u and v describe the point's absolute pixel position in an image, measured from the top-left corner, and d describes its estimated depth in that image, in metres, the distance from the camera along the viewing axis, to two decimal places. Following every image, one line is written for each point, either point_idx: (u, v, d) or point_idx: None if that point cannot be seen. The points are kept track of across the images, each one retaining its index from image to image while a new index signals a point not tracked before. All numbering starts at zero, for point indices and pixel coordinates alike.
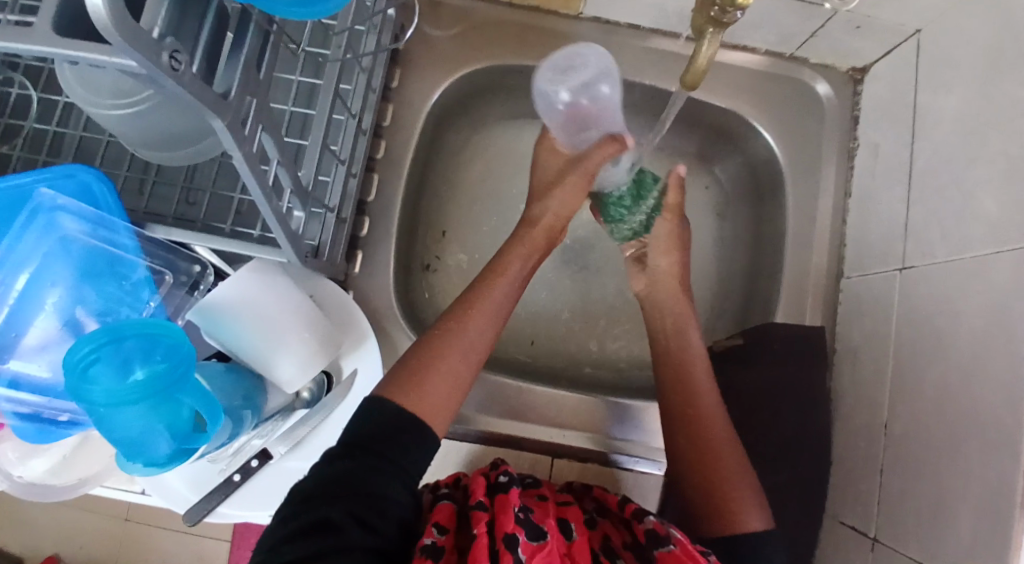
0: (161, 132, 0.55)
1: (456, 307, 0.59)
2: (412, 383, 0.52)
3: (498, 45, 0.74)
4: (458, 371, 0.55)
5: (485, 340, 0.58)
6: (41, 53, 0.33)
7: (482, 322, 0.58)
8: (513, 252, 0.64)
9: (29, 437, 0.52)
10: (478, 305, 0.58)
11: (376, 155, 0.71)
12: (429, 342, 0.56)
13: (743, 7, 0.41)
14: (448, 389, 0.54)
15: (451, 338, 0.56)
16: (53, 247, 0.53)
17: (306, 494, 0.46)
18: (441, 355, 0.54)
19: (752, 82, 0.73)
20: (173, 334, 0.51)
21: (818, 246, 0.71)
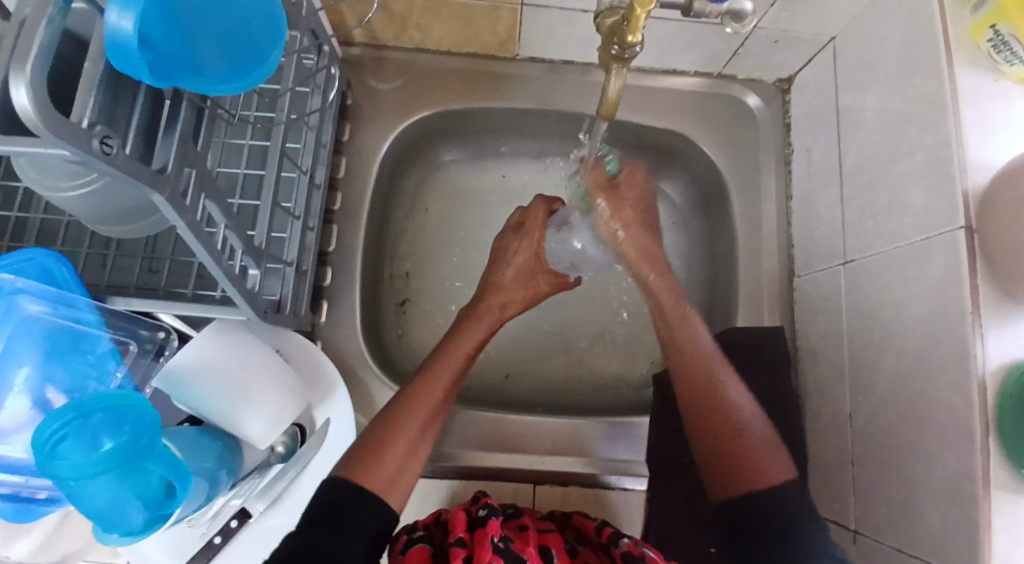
0: (116, 208, 0.56)
1: (416, 374, 0.61)
2: (371, 456, 0.54)
3: (442, 91, 0.77)
4: (416, 440, 0.57)
5: (439, 415, 0.60)
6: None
7: (439, 398, 0.59)
8: (470, 322, 0.67)
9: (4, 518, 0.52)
10: (435, 373, 0.61)
11: (333, 207, 0.73)
12: (387, 417, 0.57)
13: (637, 43, 0.45)
14: (406, 460, 0.55)
15: (411, 407, 0.58)
16: (15, 330, 0.53)
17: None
18: (399, 427, 0.56)
19: (687, 102, 0.77)
20: (138, 404, 0.51)
21: (768, 250, 0.74)
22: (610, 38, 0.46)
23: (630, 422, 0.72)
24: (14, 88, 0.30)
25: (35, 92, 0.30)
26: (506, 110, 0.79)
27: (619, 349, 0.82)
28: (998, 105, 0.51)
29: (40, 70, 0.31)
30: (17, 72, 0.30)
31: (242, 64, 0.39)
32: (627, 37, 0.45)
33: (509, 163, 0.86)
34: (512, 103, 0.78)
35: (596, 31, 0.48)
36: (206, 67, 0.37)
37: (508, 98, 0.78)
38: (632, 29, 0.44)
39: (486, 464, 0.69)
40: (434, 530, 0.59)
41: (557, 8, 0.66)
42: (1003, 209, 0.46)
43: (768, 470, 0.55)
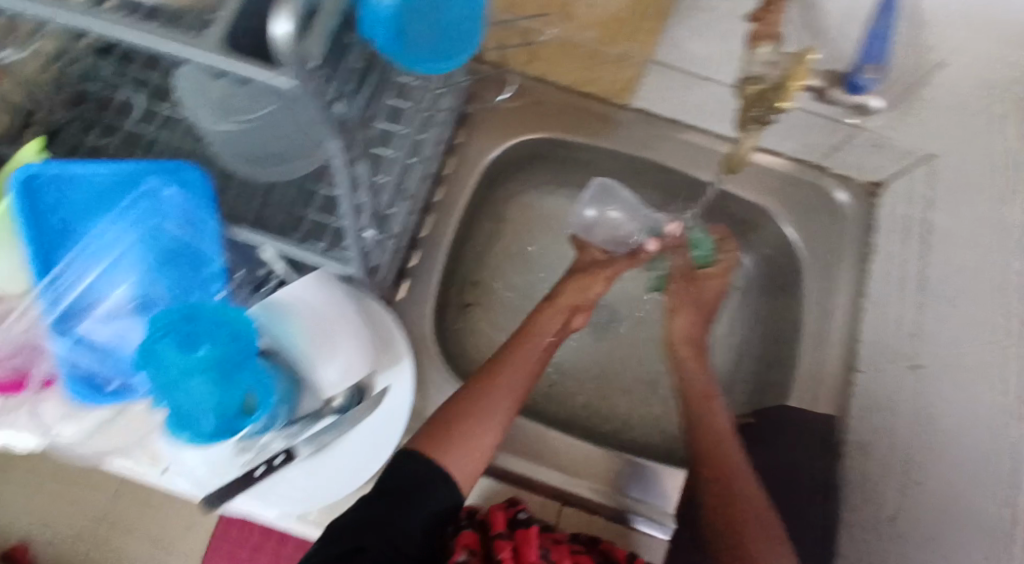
0: (262, 145, 0.62)
1: (481, 374, 0.66)
2: (440, 450, 0.60)
3: (553, 120, 0.81)
4: (483, 438, 0.62)
5: (491, 426, 0.63)
6: (190, 53, 0.38)
7: (486, 414, 0.63)
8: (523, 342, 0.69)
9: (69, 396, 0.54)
10: (502, 371, 0.66)
11: (435, 199, 0.79)
12: (442, 421, 0.62)
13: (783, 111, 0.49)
14: (473, 457, 0.61)
15: (477, 406, 0.63)
16: (152, 228, 0.56)
17: (340, 529, 0.52)
18: (449, 438, 0.60)
19: (779, 183, 0.81)
20: (240, 322, 0.54)
21: (833, 340, 0.76)
22: (755, 102, 0.50)
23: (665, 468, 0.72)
24: (277, 19, 0.34)
25: (294, 29, 0.34)
26: (607, 151, 0.82)
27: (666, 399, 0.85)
28: None
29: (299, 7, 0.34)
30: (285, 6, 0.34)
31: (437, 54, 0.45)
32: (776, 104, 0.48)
33: None
34: (616, 145, 0.81)
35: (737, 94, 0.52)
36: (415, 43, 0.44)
37: (612, 139, 0.81)
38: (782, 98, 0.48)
39: (519, 471, 0.72)
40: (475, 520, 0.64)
41: (682, 71, 0.70)
42: None
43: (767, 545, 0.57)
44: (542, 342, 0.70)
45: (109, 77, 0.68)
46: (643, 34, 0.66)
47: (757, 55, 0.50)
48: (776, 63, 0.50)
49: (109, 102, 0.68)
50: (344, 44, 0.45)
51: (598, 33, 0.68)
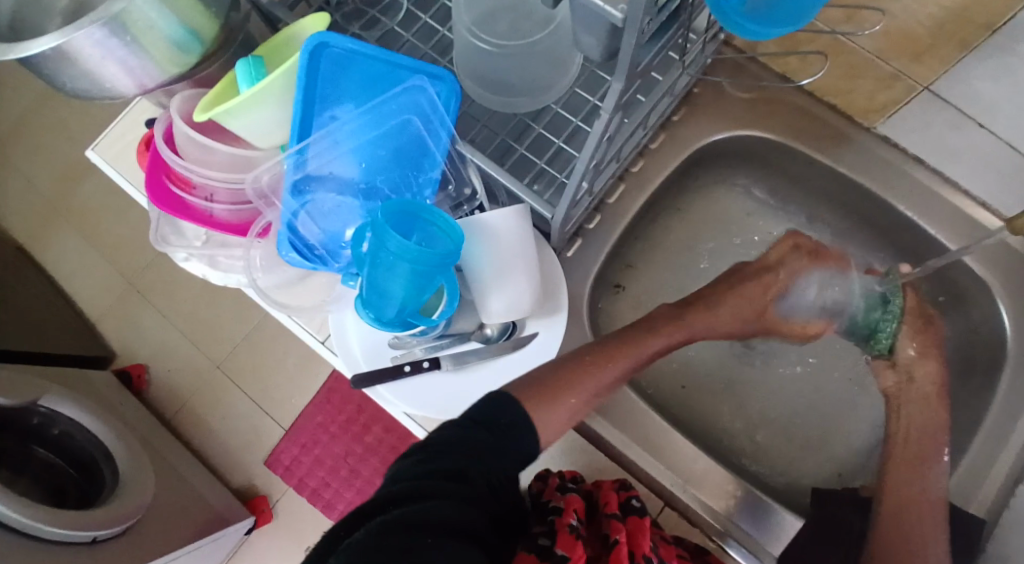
0: (505, 75, 0.66)
1: (597, 347, 0.63)
2: (542, 395, 0.56)
3: (780, 124, 0.77)
4: (580, 402, 0.59)
5: (593, 399, 0.60)
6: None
7: (595, 383, 0.60)
8: (650, 328, 0.67)
9: (280, 250, 0.58)
10: (624, 351, 0.63)
11: (632, 169, 0.78)
12: (552, 378, 0.59)
13: None
14: (566, 414, 0.57)
15: (585, 374, 0.60)
16: (394, 122, 0.59)
17: (437, 443, 0.47)
18: (560, 397, 0.57)
19: (1011, 261, 0.72)
20: (448, 229, 0.55)
21: (1010, 445, 0.69)
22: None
23: (765, 502, 0.71)
24: None
25: None
26: (825, 170, 0.77)
27: (795, 440, 0.82)
28: None
29: None
30: None
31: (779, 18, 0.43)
32: None
33: (783, 221, 0.87)
34: (840, 166, 0.75)
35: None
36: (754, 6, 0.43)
37: (835, 159, 0.75)
38: None
39: (628, 455, 0.73)
40: (582, 489, 0.65)
41: None
42: None
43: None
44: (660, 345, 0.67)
45: None
46: None
47: None
48: None
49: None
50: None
51: None
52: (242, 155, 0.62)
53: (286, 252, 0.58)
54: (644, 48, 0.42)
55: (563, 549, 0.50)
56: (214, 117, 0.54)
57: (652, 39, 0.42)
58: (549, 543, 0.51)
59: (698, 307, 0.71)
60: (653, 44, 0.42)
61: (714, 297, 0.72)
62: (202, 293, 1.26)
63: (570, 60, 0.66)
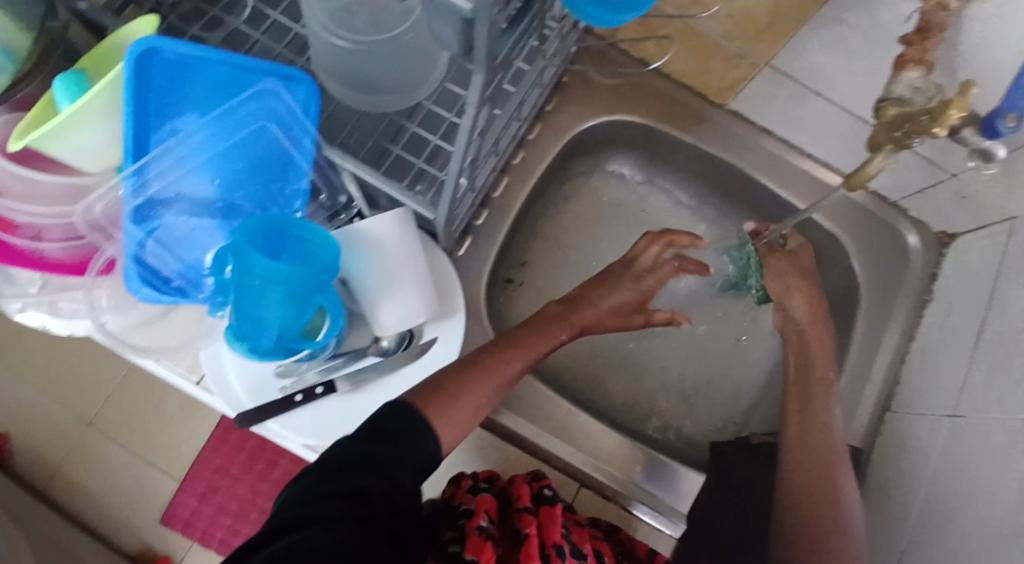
0: (373, 73, 0.62)
1: (492, 345, 0.61)
2: (440, 400, 0.54)
3: (646, 107, 0.80)
4: (479, 407, 0.57)
5: (486, 405, 0.58)
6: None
7: (491, 386, 0.58)
8: (547, 325, 0.65)
9: (129, 286, 0.53)
10: (515, 351, 0.61)
11: (513, 161, 0.77)
12: (443, 385, 0.56)
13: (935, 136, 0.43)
14: (467, 419, 0.55)
15: (480, 379, 0.58)
16: (248, 132, 0.55)
17: (338, 460, 0.44)
18: (451, 405, 0.54)
19: (856, 216, 0.81)
20: (324, 246, 0.51)
21: (873, 378, 0.77)
22: (901, 121, 0.47)
23: (667, 464, 0.73)
24: None
25: None
26: (690, 147, 0.81)
27: (695, 404, 0.85)
28: None
29: None
30: None
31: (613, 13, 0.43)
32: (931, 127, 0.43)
33: (665, 198, 0.89)
34: (699, 141, 0.80)
35: (874, 114, 0.49)
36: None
37: (697, 136, 0.80)
38: (939, 121, 0.43)
39: (543, 445, 0.72)
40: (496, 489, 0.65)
41: (793, 80, 0.69)
42: None
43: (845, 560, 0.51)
44: (556, 341, 0.65)
45: None
46: (772, 34, 0.65)
47: (901, 79, 0.47)
48: (919, 90, 0.47)
49: None
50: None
51: (725, 25, 0.66)
52: (70, 183, 0.54)
53: (136, 289, 0.53)
54: (502, 38, 0.40)
55: (472, 553, 0.48)
56: (30, 144, 0.47)
57: (509, 28, 0.40)
58: (458, 549, 0.51)
59: (579, 300, 0.69)
60: (513, 35, 0.41)
61: (593, 295, 0.69)
62: (53, 340, 1.11)
63: (436, 56, 0.63)
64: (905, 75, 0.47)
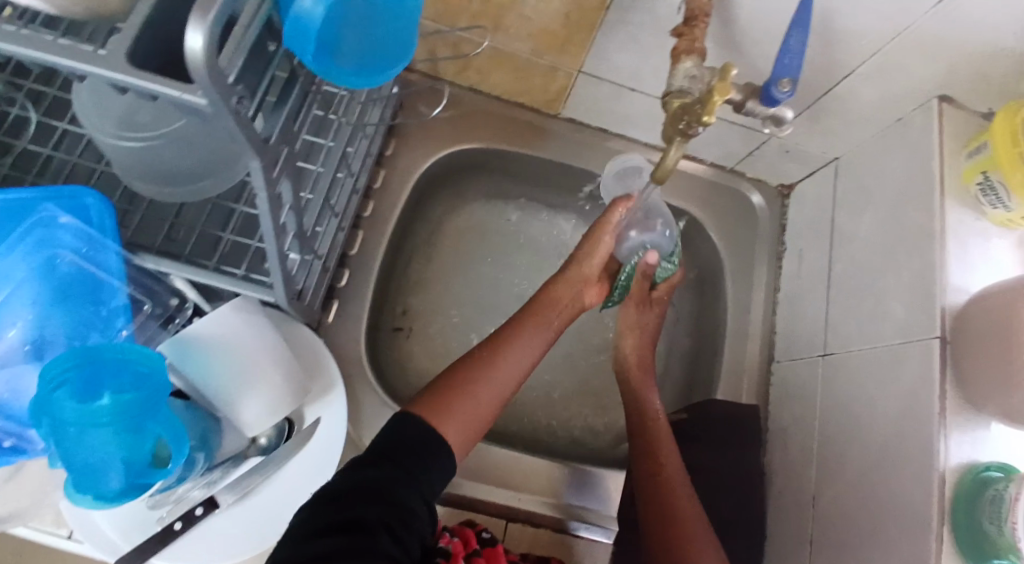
0: (174, 164, 0.58)
1: (489, 341, 0.60)
2: (439, 402, 0.53)
3: (486, 130, 0.80)
4: (486, 401, 0.56)
5: (504, 389, 0.57)
6: (95, 72, 0.36)
7: (506, 371, 0.58)
8: (541, 302, 0.66)
9: None
10: (519, 335, 0.61)
11: (364, 214, 0.74)
12: (452, 378, 0.56)
13: (708, 124, 0.49)
14: (472, 415, 0.54)
15: (487, 367, 0.57)
16: (40, 263, 0.52)
17: (338, 492, 0.43)
18: (459, 395, 0.54)
19: (701, 189, 0.84)
20: (151, 364, 0.51)
21: (752, 334, 0.80)
22: (680, 115, 0.52)
23: (591, 471, 0.73)
24: (190, 30, 0.32)
25: (208, 41, 0.32)
26: (536, 160, 0.82)
27: None
28: (977, 245, 0.59)
29: (217, 23, 0.33)
30: (198, 18, 0.32)
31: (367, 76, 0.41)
32: (701, 117, 0.49)
33: (528, 212, 0.88)
34: (544, 153, 0.81)
35: (663, 109, 0.55)
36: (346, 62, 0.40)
37: (540, 149, 0.81)
38: (707, 112, 0.49)
39: (461, 491, 0.69)
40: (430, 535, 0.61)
41: (607, 81, 0.71)
42: (981, 329, 0.53)
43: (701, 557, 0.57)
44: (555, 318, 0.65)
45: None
46: (573, 45, 0.66)
47: (679, 71, 0.54)
48: (695, 79, 0.54)
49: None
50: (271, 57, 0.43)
51: (532, 43, 0.67)
52: None
53: None
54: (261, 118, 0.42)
55: None
56: None
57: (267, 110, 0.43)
58: None
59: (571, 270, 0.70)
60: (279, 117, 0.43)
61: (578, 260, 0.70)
62: None
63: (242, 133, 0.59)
64: (682, 66, 0.54)
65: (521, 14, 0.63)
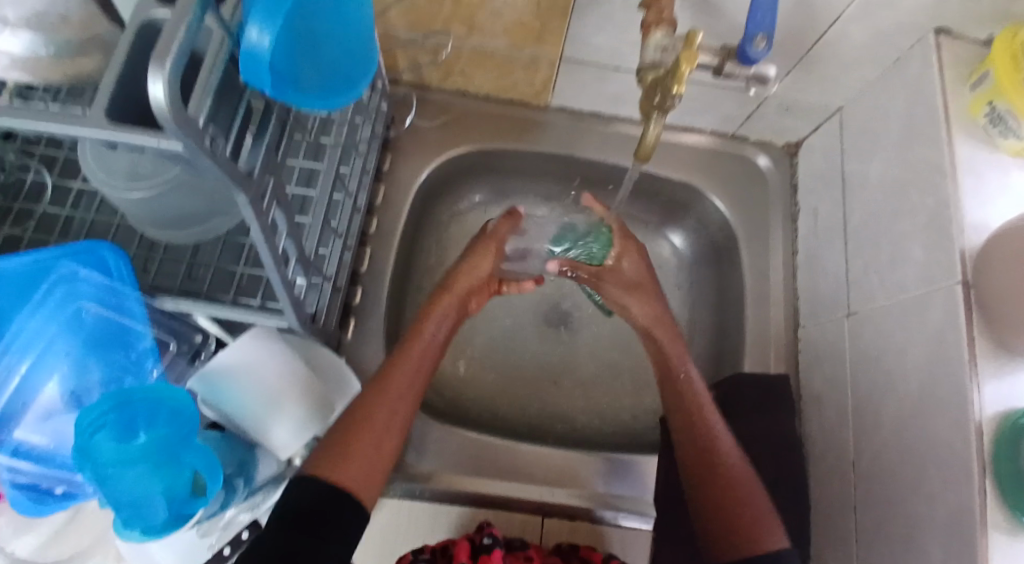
0: (179, 208, 0.61)
1: (376, 373, 0.59)
2: (335, 456, 0.52)
3: (479, 131, 0.81)
4: (381, 446, 0.55)
5: (400, 420, 0.57)
6: (81, 133, 0.39)
7: (395, 398, 0.57)
8: (427, 318, 0.64)
9: (16, 507, 0.54)
10: (399, 363, 0.59)
11: (369, 230, 0.76)
12: (344, 423, 0.55)
13: (680, 95, 0.50)
14: (372, 463, 0.53)
15: (374, 402, 0.56)
16: (67, 317, 0.56)
17: None
18: (356, 440, 0.53)
19: (704, 158, 0.83)
20: (179, 399, 0.54)
21: (775, 300, 0.79)
22: (655, 89, 0.52)
23: (633, 458, 0.73)
24: (152, 80, 0.34)
25: (169, 88, 0.34)
26: (533, 154, 0.82)
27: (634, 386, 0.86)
28: (992, 176, 0.56)
29: (174, 69, 0.35)
30: (156, 67, 0.34)
31: (340, 86, 0.44)
32: (672, 89, 0.50)
33: (532, 207, 0.89)
34: (540, 146, 0.81)
35: (639, 85, 0.55)
36: (311, 79, 0.42)
37: (535, 141, 0.81)
38: (676, 84, 0.49)
39: (492, 491, 0.70)
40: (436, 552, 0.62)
41: (590, 64, 0.71)
42: (1000, 263, 0.50)
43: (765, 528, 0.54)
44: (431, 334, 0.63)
45: (12, 162, 0.65)
46: (549, 34, 0.66)
47: (650, 44, 0.53)
48: (668, 50, 0.53)
49: (16, 188, 0.65)
50: (242, 94, 0.45)
51: (508, 40, 0.68)
52: None
53: (25, 509, 0.54)
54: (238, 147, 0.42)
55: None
56: None
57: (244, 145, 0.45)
58: None
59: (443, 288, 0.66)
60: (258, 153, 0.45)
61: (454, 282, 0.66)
62: None
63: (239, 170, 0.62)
64: (652, 39, 0.53)
65: (493, 12, 0.63)
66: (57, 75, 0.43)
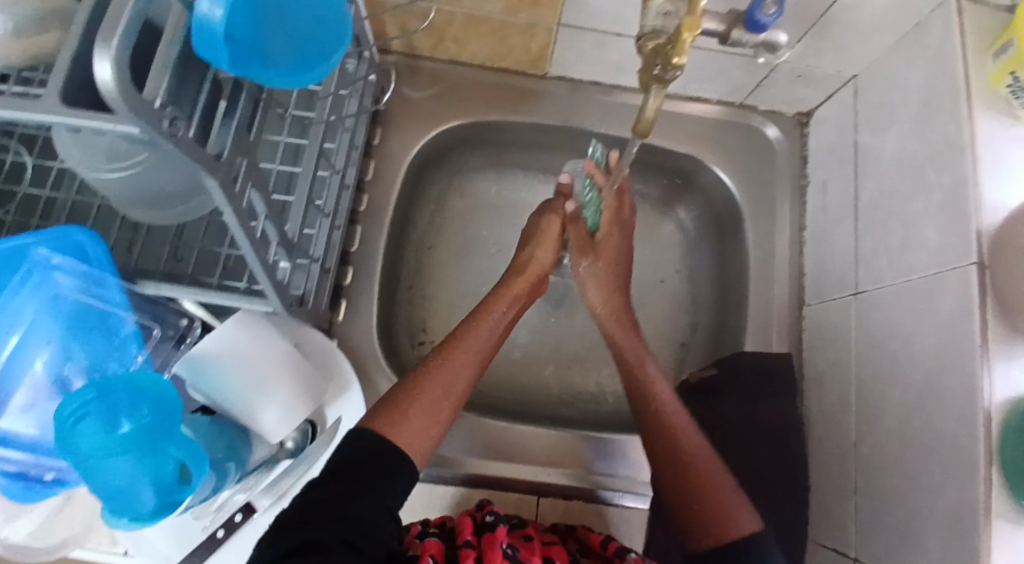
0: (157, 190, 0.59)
1: (441, 343, 0.59)
2: (395, 417, 0.52)
3: (476, 101, 0.77)
4: (439, 414, 0.54)
5: (458, 390, 0.57)
6: (36, 118, 0.36)
7: (461, 361, 0.58)
8: (489, 301, 0.65)
9: (11, 496, 0.52)
10: (460, 339, 0.60)
11: (359, 208, 0.73)
12: (405, 383, 0.55)
13: (680, 66, 0.47)
14: (428, 427, 0.53)
15: (435, 371, 0.56)
16: (45, 303, 0.55)
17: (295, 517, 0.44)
18: (413, 401, 0.53)
19: (709, 130, 0.79)
20: (163, 388, 0.51)
21: (779, 279, 0.76)
22: (654, 58, 0.48)
23: (629, 439, 0.72)
24: (97, 61, 0.31)
25: (117, 68, 0.31)
26: (531, 126, 0.79)
27: None
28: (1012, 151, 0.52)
29: (122, 48, 0.32)
30: (101, 47, 0.31)
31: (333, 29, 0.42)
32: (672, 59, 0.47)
33: (530, 180, 0.86)
34: (537, 118, 0.78)
35: (638, 52, 0.51)
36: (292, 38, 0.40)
37: (532, 112, 0.78)
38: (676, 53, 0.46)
39: (489, 472, 0.69)
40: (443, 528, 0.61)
41: (590, 29, 0.67)
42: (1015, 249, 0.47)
43: (732, 499, 0.53)
44: (497, 316, 0.64)
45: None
46: None
47: (650, 9, 0.49)
48: (670, 14, 0.49)
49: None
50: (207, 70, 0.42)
51: (503, 4, 0.64)
52: None
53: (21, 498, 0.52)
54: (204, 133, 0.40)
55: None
56: None
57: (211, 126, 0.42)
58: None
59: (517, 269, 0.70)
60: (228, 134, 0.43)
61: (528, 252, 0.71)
62: None
63: None
64: (652, 3, 0.49)
65: None
66: (14, 52, 0.40)
